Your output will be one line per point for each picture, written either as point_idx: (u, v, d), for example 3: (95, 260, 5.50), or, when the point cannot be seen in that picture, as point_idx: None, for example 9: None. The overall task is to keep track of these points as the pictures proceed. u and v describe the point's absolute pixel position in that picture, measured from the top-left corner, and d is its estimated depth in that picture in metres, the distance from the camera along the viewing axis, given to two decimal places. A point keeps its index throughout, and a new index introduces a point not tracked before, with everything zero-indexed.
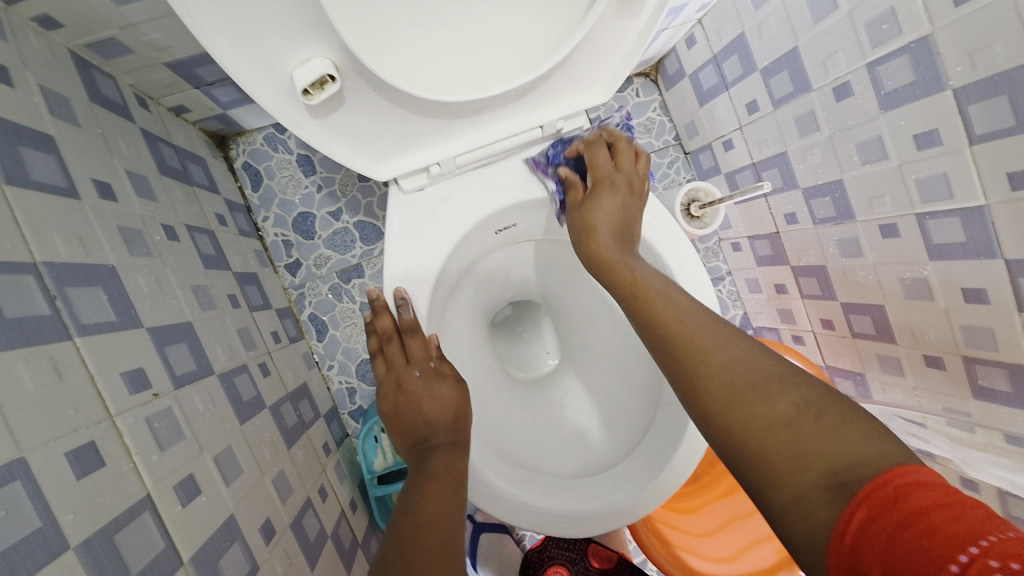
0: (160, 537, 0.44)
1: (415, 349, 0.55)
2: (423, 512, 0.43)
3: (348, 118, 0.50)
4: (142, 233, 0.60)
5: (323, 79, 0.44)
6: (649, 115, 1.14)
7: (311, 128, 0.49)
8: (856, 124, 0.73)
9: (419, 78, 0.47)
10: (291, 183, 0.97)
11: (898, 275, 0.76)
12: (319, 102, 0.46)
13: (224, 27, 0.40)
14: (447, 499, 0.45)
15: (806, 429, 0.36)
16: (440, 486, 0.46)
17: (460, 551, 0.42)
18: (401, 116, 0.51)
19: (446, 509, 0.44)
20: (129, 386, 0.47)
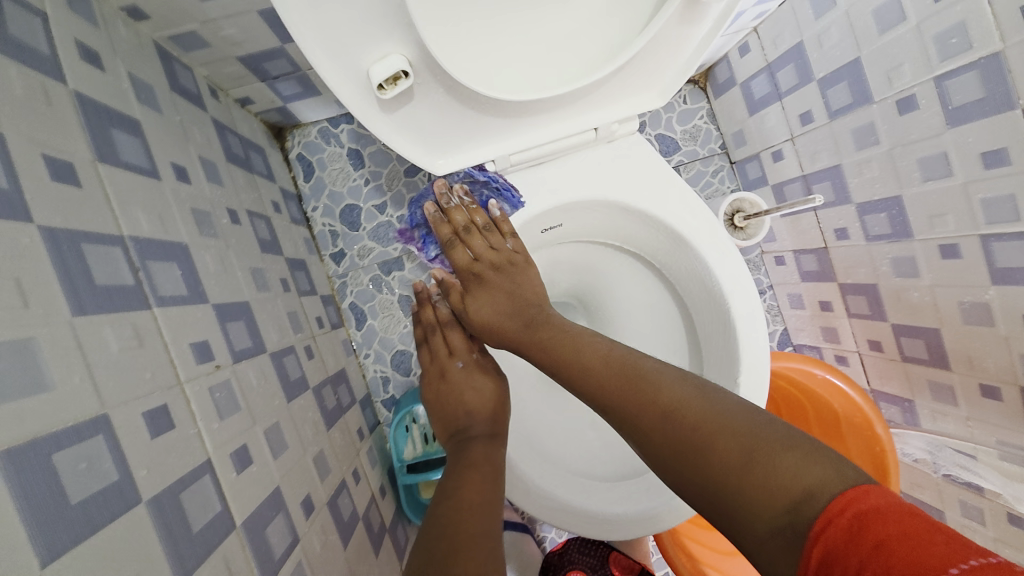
0: (217, 500, 0.47)
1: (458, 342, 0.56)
2: (464, 498, 0.45)
3: (414, 112, 0.51)
4: (211, 215, 0.64)
5: (396, 75, 0.46)
6: (695, 123, 1.13)
7: (378, 121, 0.50)
8: (919, 139, 0.70)
9: (485, 77, 0.49)
10: (341, 175, 1.01)
11: (956, 298, 0.72)
12: (391, 97, 0.47)
13: (312, 21, 0.41)
14: (486, 488, 0.46)
15: (766, 463, 0.37)
16: (479, 476, 0.47)
17: (498, 539, 0.43)
18: (462, 113, 0.52)
19: (484, 497, 0.45)
20: (196, 357, 0.51)
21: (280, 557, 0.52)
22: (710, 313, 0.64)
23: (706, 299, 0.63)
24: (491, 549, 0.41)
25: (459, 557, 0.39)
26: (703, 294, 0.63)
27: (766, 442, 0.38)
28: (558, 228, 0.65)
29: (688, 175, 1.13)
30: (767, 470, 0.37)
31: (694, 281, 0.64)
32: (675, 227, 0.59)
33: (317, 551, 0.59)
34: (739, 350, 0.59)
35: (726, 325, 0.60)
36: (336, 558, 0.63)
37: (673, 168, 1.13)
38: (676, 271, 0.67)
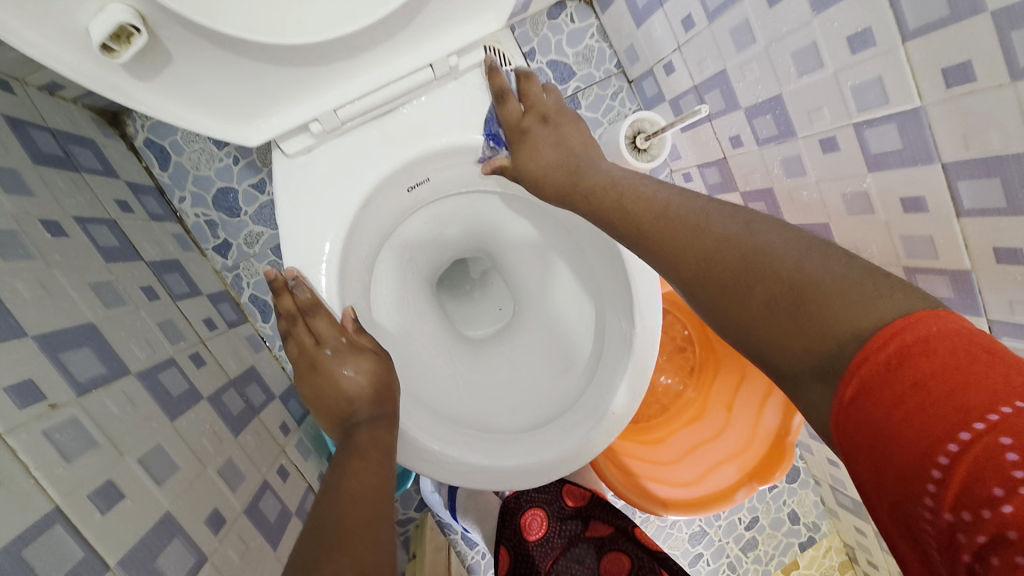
0: (78, 547, 0.42)
1: (323, 331, 0.52)
2: (346, 490, 0.42)
3: (184, 73, 0.45)
4: (17, 233, 0.54)
5: (126, 32, 0.39)
6: (587, 43, 1.05)
7: (142, 92, 0.45)
8: (790, 31, 0.68)
9: (260, 22, 0.42)
10: (203, 156, 0.89)
11: (839, 190, 0.74)
12: (130, 59, 0.41)
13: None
14: (373, 474, 0.44)
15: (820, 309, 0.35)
16: (363, 463, 0.44)
17: (386, 522, 0.41)
18: (250, 67, 0.46)
19: (369, 482, 0.43)
20: (17, 401, 0.44)
21: None
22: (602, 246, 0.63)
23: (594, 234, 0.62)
24: (371, 546, 0.38)
25: (332, 551, 0.36)
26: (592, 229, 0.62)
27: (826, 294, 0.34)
28: (426, 184, 0.60)
29: (587, 102, 1.08)
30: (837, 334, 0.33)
31: None
32: None
33: (233, 562, 0.57)
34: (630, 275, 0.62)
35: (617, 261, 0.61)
36: (263, 562, 0.62)
37: (570, 96, 1.07)
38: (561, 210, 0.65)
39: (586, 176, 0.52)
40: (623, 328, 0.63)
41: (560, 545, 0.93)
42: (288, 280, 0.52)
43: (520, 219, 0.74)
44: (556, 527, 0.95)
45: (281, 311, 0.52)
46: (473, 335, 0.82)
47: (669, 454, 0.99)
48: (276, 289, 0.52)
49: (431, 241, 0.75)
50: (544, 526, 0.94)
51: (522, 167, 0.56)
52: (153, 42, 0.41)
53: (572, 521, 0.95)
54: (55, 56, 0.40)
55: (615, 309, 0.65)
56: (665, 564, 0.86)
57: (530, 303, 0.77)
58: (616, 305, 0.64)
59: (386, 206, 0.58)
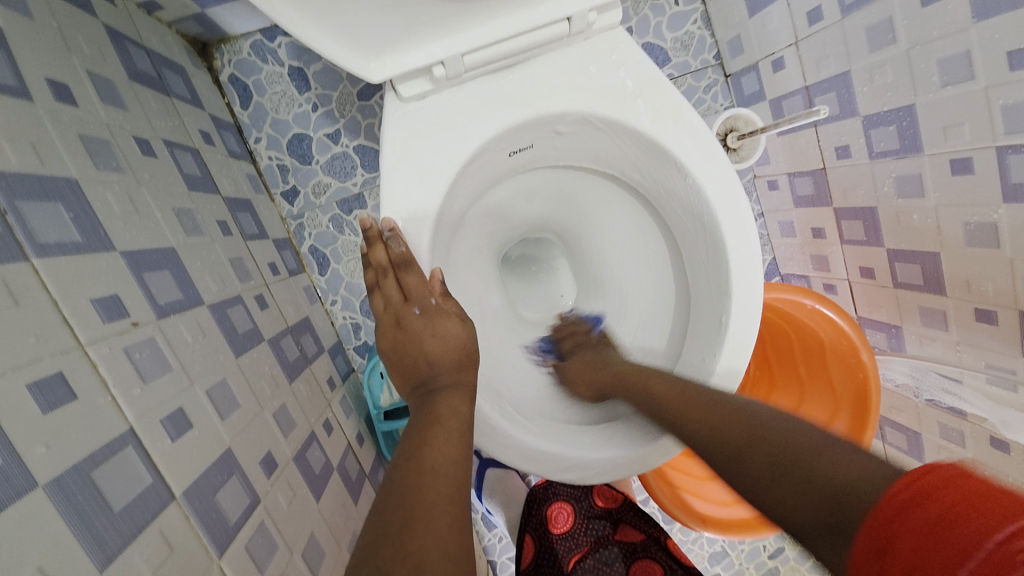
0: (146, 473, 0.40)
1: (416, 287, 0.51)
2: (425, 459, 0.39)
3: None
4: (111, 145, 0.53)
5: None
6: (688, 29, 0.99)
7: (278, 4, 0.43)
8: (940, 35, 0.61)
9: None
10: (283, 100, 0.88)
11: (962, 219, 0.67)
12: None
13: None
14: (453, 446, 0.41)
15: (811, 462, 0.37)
16: (444, 432, 0.42)
17: (467, 499, 0.38)
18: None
19: (449, 454, 0.40)
20: (103, 314, 0.43)
21: (237, 522, 0.48)
22: (699, 247, 0.59)
23: (697, 231, 0.57)
24: (452, 528, 0.35)
25: (414, 526, 0.34)
26: (694, 225, 0.57)
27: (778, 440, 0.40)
28: (527, 150, 0.57)
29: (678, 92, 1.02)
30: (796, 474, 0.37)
31: (683, 211, 0.58)
32: (704, 190, 0.53)
33: (283, 508, 0.56)
34: (725, 266, 0.55)
35: (716, 261, 0.56)
36: (307, 513, 0.61)
37: None
38: (658, 197, 0.61)
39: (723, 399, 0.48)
40: (708, 335, 0.59)
41: (587, 543, 0.89)
42: (384, 230, 0.50)
43: (608, 203, 0.70)
44: (582, 525, 0.91)
45: (374, 262, 0.52)
46: (533, 318, 0.79)
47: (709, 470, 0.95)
48: (370, 238, 0.51)
49: (513, 209, 0.71)
50: (570, 521, 0.92)
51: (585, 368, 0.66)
52: None
53: (599, 521, 0.92)
54: None
55: (702, 315, 0.60)
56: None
57: (600, 293, 0.74)
58: (705, 314, 0.59)
59: (482, 169, 0.56)
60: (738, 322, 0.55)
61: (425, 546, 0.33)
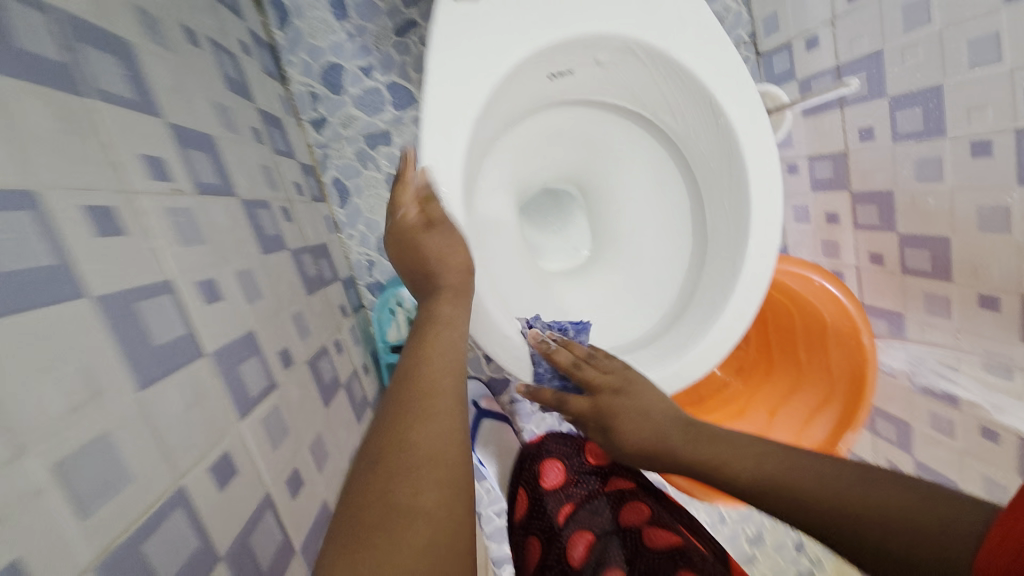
0: (181, 325, 0.42)
1: (432, 187, 0.52)
2: (431, 350, 0.43)
3: None
4: (163, 25, 0.54)
5: None
6: (726, 2, 1.00)
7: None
8: (974, 18, 0.64)
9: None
10: (322, 26, 0.89)
11: (976, 202, 0.69)
12: None
13: None
14: (455, 342, 0.45)
15: (853, 497, 0.42)
16: (446, 329, 0.46)
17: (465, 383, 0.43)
18: None
19: (449, 348, 0.44)
20: (149, 172, 0.44)
21: (255, 397, 0.50)
22: (724, 192, 0.61)
23: (723, 174, 0.60)
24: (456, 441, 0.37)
25: (421, 405, 0.38)
26: (723, 168, 0.59)
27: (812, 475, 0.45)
28: (567, 75, 0.59)
29: None
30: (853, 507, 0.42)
31: (711, 153, 0.61)
32: (735, 128, 0.55)
33: (294, 401, 0.58)
34: (749, 204, 0.57)
35: (740, 202, 0.58)
36: (315, 414, 0.62)
37: None
38: (688, 143, 0.63)
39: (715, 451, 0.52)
40: (722, 275, 0.61)
41: (577, 497, 0.90)
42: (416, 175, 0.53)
43: (630, 154, 0.72)
44: (573, 480, 0.93)
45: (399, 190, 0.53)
46: (547, 267, 0.81)
47: None
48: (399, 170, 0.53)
49: (536, 153, 0.73)
50: (560, 476, 0.95)
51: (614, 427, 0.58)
52: None
53: (590, 476, 0.94)
54: None
55: (718, 259, 0.63)
56: (684, 519, 0.81)
57: (615, 241, 0.76)
58: (722, 255, 0.62)
59: (523, 86, 0.58)
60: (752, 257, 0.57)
61: (428, 422, 0.37)
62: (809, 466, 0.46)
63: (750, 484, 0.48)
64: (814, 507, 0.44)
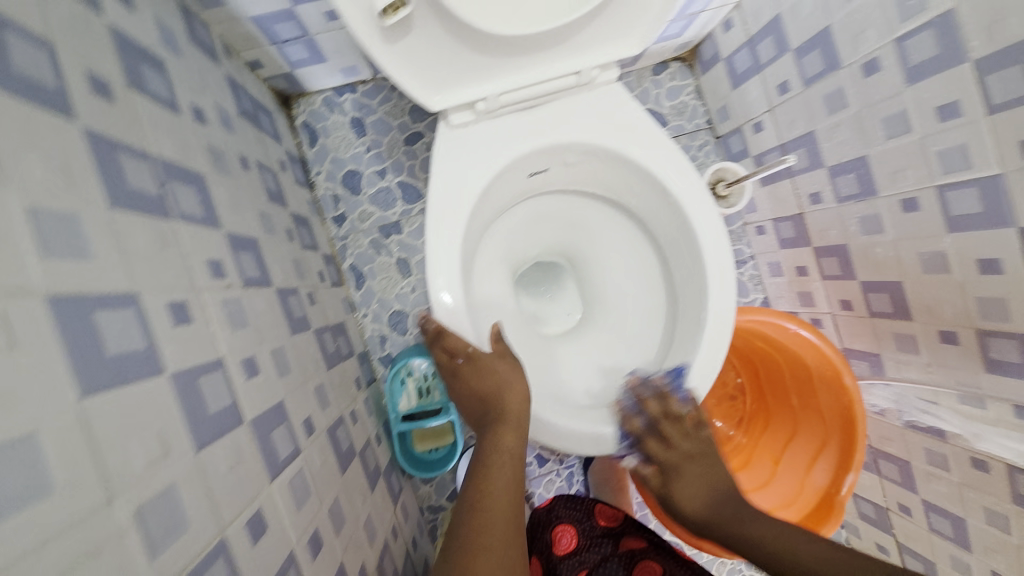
0: (228, 396, 0.50)
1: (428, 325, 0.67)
2: (488, 492, 0.58)
3: (409, 41, 0.55)
4: (225, 157, 0.68)
5: (396, 3, 0.50)
6: (683, 99, 1.18)
7: (356, 17, 0.52)
8: (882, 99, 0.75)
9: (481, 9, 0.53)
10: (344, 142, 1.06)
11: (917, 249, 0.77)
12: (394, 23, 0.52)
13: None
14: (510, 485, 0.59)
15: (791, 563, 0.52)
16: (501, 471, 0.60)
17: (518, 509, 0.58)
18: (456, 46, 0.57)
19: (503, 493, 0.58)
20: (211, 272, 0.55)
21: (284, 459, 0.56)
22: (685, 257, 0.71)
23: (681, 243, 0.70)
24: (510, 524, 0.55)
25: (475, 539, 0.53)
26: (680, 235, 0.70)
27: (796, 557, 0.54)
28: (544, 174, 0.72)
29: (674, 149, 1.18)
30: None
31: (670, 226, 0.71)
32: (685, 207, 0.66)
33: (316, 465, 0.64)
34: (705, 267, 0.67)
35: (698, 264, 0.68)
36: (334, 478, 0.68)
37: None
38: (649, 216, 0.74)
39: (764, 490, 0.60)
40: (692, 328, 0.69)
41: (591, 560, 0.90)
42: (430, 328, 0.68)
43: (606, 229, 0.83)
44: (586, 544, 0.93)
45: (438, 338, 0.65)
46: (544, 328, 0.90)
47: None
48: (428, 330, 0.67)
49: (525, 232, 0.84)
50: (574, 543, 0.94)
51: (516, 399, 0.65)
52: (408, 15, 0.52)
53: (603, 539, 0.94)
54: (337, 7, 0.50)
55: (689, 315, 0.71)
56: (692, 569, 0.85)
57: (602, 302, 0.85)
58: (691, 312, 0.71)
59: (507, 185, 0.70)
60: (714, 311, 0.66)
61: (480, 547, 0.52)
62: (806, 553, 0.55)
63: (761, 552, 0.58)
64: (791, 574, 0.51)
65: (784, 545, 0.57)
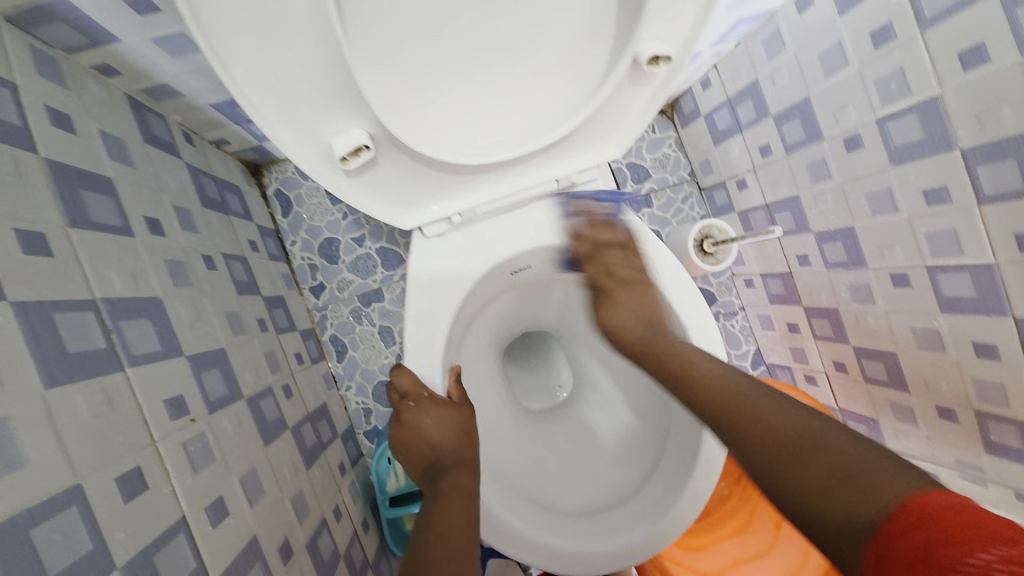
0: (192, 559, 0.46)
1: (407, 389, 0.60)
2: (438, 528, 0.46)
3: (377, 173, 0.57)
4: (185, 264, 0.65)
5: (358, 148, 0.52)
6: (664, 151, 1.16)
7: (313, 161, 0.53)
8: (866, 175, 0.74)
9: (441, 140, 0.55)
10: (319, 210, 1.03)
11: (909, 323, 0.76)
12: (354, 165, 0.53)
13: (279, 110, 0.48)
14: (458, 516, 0.48)
15: (855, 483, 0.37)
16: (449, 504, 0.49)
17: (472, 554, 0.45)
18: (426, 173, 0.58)
19: (453, 521, 0.47)
20: (171, 412, 0.51)
21: None
22: None
23: None
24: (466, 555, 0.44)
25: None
26: None
27: (834, 443, 0.40)
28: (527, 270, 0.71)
29: (659, 202, 1.16)
30: (852, 479, 0.37)
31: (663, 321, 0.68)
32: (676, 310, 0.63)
33: None
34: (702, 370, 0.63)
35: None
36: None
37: (644, 195, 1.16)
38: None
39: (739, 388, 0.49)
40: (690, 429, 0.65)
41: None
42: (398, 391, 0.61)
43: None
44: None
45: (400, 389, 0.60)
46: (534, 406, 0.87)
47: (711, 565, 0.92)
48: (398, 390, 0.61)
49: (512, 314, 0.82)
50: None
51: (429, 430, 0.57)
52: (371, 156, 0.54)
53: None
54: (296, 152, 0.52)
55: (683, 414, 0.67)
56: None
57: (594, 383, 0.82)
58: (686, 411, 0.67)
59: (491, 284, 0.69)
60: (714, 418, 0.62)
61: None
62: (824, 435, 0.41)
63: (770, 427, 0.45)
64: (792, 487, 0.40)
65: (733, 397, 0.49)
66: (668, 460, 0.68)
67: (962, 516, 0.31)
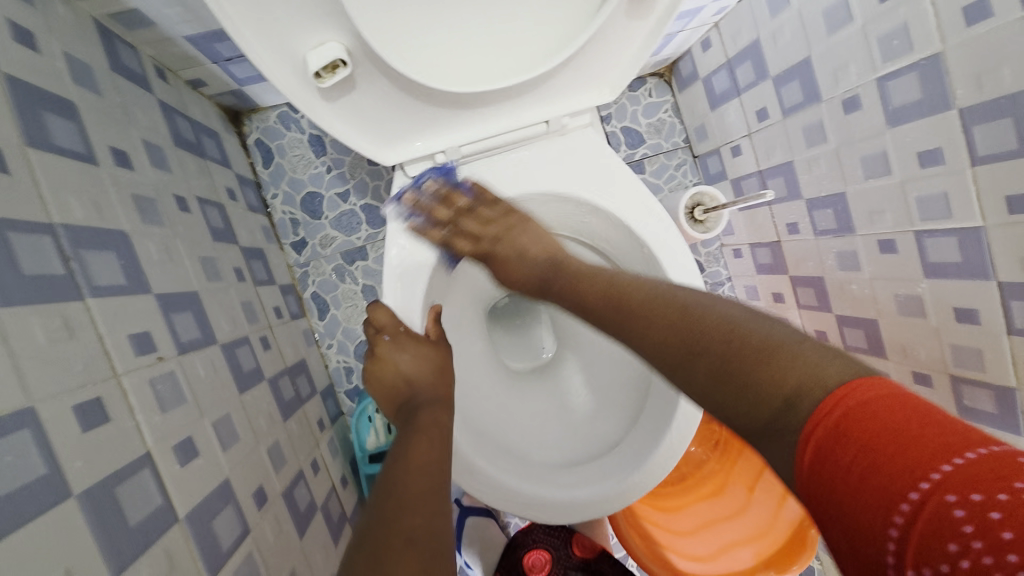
0: (157, 495, 0.45)
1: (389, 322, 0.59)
2: (413, 458, 0.46)
3: (357, 98, 0.55)
4: (155, 202, 0.61)
5: (335, 64, 0.49)
6: (660, 116, 1.14)
7: (289, 80, 0.51)
8: (862, 137, 0.73)
9: (429, 68, 0.53)
10: (302, 162, 0.99)
11: (893, 290, 0.76)
12: (331, 84, 0.51)
13: (251, 18, 0.46)
14: (433, 453, 0.48)
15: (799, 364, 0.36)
16: (427, 439, 0.49)
17: (446, 481, 0.46)
18: (410, 102, 0.56)
19: (431, 456, 0.47)
20: (136, 348, 0.49)
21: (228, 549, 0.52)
22: None
23: None
24: (440, 486, 0.45)
25: (403, 510, 0.41)
26: None
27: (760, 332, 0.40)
28: None
29: (652, 168, 1.15)
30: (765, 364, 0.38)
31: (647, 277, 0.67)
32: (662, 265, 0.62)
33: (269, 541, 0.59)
34: None
35: None
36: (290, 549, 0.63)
37: (637, 161, 1.13)
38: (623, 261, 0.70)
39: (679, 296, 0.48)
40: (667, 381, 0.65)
41: None
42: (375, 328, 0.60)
43: None
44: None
45: (376, 323, 0.60)
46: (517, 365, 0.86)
47: (686, 524, 0.95)
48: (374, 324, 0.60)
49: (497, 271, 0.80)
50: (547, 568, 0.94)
51: (409, 367, 0.57)
52: (350, 75, 0.51)
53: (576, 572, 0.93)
54: (268, 65, 0.49)
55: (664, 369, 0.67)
56: None
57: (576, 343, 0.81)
58: None
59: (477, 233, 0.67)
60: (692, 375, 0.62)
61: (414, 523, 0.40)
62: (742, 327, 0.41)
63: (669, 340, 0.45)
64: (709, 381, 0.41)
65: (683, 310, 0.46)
66: (648, 415, 0.67)
67: (902, 412, 0.30)
